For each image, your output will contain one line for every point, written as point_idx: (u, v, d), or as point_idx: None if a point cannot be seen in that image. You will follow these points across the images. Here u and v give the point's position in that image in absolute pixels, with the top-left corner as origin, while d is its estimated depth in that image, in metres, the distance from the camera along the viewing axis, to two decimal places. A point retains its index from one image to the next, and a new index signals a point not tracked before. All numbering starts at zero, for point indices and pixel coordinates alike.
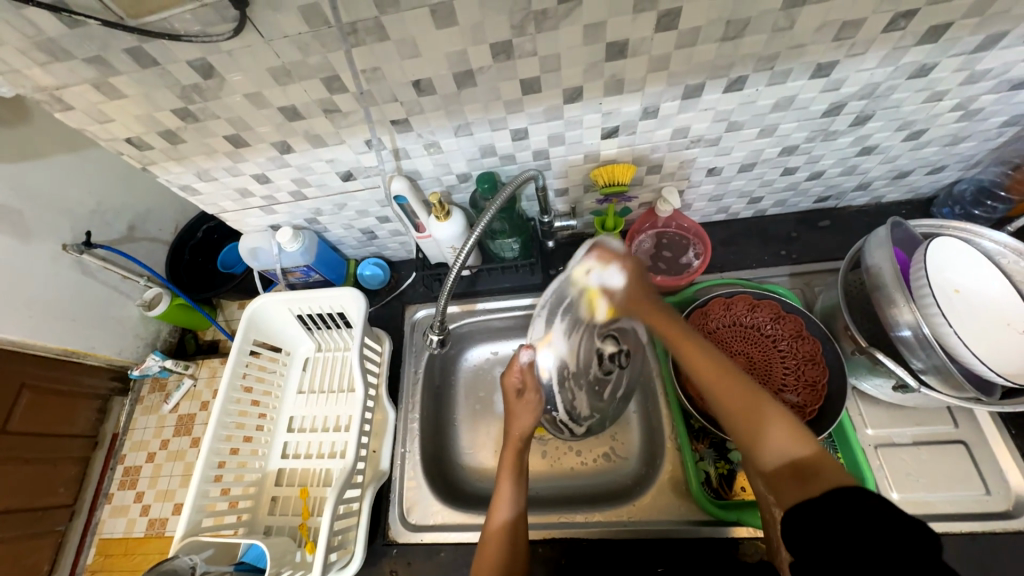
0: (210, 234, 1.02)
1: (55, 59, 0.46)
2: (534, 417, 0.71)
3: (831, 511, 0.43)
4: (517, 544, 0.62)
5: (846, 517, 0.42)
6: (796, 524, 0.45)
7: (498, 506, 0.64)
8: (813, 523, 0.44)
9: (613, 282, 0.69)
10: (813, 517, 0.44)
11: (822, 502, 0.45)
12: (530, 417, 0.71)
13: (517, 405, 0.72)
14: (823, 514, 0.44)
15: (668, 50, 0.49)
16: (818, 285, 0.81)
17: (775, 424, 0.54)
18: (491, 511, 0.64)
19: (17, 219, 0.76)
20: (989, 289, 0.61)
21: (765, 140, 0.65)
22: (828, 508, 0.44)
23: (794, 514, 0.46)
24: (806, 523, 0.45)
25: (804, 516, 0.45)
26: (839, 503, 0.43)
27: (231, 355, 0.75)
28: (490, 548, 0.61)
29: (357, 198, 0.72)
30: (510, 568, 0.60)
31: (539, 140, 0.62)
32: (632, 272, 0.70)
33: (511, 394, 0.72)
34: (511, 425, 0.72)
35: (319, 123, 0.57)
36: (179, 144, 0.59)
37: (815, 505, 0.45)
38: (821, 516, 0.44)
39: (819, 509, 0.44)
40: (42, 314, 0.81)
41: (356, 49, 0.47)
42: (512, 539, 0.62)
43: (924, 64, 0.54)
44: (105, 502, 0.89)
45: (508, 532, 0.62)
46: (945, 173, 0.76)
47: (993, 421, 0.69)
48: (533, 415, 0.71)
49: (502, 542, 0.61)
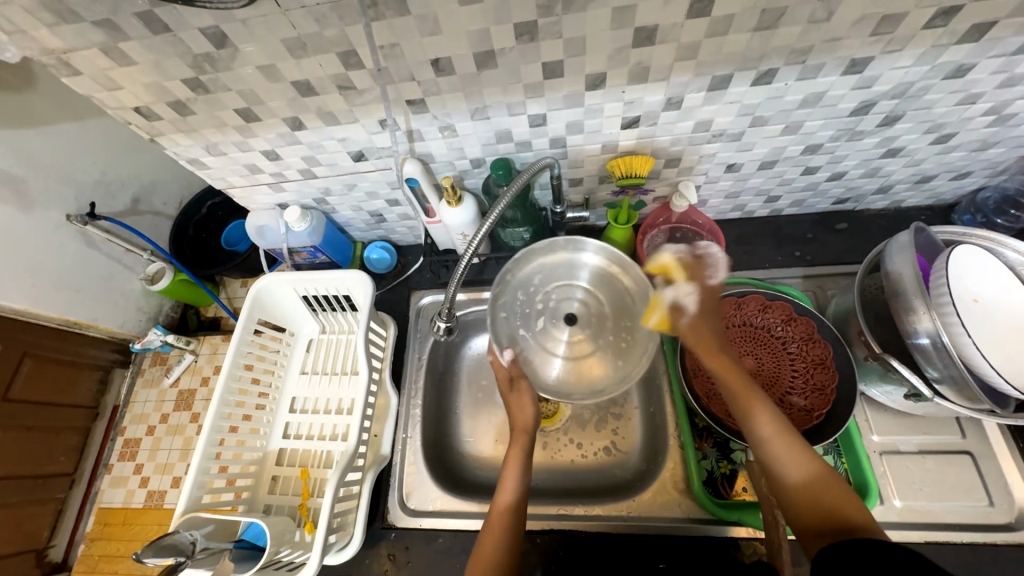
0: (215, 210, 1.01)
1: (64, 21, 0.45)
2: (535, 405, 0.72)
3: (864, 547, 0.43)
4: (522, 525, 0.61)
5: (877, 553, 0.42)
6: (828, 557, 0.44)
7: (502, 492, 0.63)
8: (844, 558, 0.43)
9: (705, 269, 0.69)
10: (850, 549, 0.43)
11: (854, 544, 0.44)
12: (527, 407, 0.71)
13: (511, 398, 0.72)
14: (854, 553, 0.43)
15: (698, 38, 0.47)
16: (832, 288, 0.80)
17: (796, 446, 0.54)
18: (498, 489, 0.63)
19: (20, 186, 0.75)
20: (1009, 301, 0.59)
21: (789, 137, 0.64)
22: (865, 550, 0.43)
23: (826, 549, 0.45)
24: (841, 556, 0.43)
25: (838, 551, 0.44)
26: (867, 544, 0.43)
27: (235, 334, 0.74)
28: (491, 532, 0.60)
29: (368, 178, 0.71)
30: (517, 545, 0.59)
31: (557, 127, 0.60)
32: (699, 275, 0.69)
33: (505, 387, 0.73)
34: (517, 416, 0.71)
35: (333, 100, 0.55)
36: (189, 116, 0.58)
37: (846, 544, 0.44)
38: (851, 552, 0.43)
39: (852, 546, 0.44)
40: (44, 283, 0.80)
41: (375, 22, 0.45)
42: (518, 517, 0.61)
43: (962, 64, 0.52)
44: (106, 472, 0.90)
45: (510, 520, 0.60)
46: (970, 179, 0.74)
47: (1002, 434, 0.68)
48: (531, 402, 0.71)
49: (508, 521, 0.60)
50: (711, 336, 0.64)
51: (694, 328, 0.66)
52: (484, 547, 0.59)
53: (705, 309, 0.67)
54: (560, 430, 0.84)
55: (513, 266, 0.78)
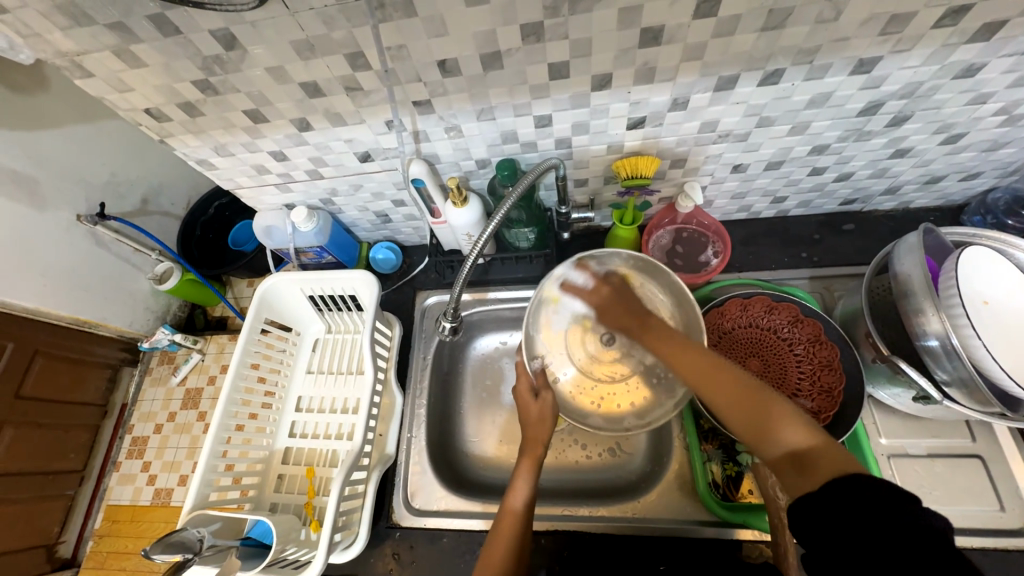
0: (222, 210, 1.03)
1: (77, 24, 0.45)
2: (548, 415, 0.70)
3: (852, 508, 0.39)
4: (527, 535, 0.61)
5: (865, 515, 0.38)
6: (802, 511, 0.42)
7: (514, 490, 0.64)
8: (823, 517, 0.40)
9: (573, 282, 0.74)
10: (837, 508, 0.40)
11: (848, 490, 0.40)
12: (544, 416, 0.70)
13: (533, 406, 0.71)
14: (855, 512, 0.38)
15: (704, 38, 0.47)
16: (839, 289, 0.80)
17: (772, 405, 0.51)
18: (507, 495, 0.63)
19: (32, 187, 0.75)
20: (1020, 303, 0.59)
21: (795, 138, 0.63)
22: (883, 516, 0.37)
23: (803, 498, 0.42)
24: (813, 518, 0.41)
25: (812, 503, 0.41)
26: (855, 504, 0.39)
27: (243, 333, 0.75)
28: (504, 533, 0.60)
29: (373, 179, 0.71)
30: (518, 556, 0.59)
31: (562, 128, 0.60)
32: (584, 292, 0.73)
33: (526, 396, 0.72)
34: (529, 428, 0.70)
35: (340, 101, 0.55)
36: (198, 117, 0.58)
37: (830, 493, 0.41)
38: (843, 512, 0.39)
39: (828, 502, 0.40)
40: (55, 282, 0.81)
41: (382, 24, 0.45)
42: (521, 529, 0.60)
43: (973, 64, 0.51)
44: (114, 470, 0.90)
45: (521, 521, 0.61)
46: (980, 180, 0.73)
47: (1012, 438, 0.67)
48: (551, 410, 0.71)
49: (515, 529, 0.60)
50: (625, 316, 0.70)
51: (609, 320, 0.73)
52: (495, 544, 0.59)
53: (603, 309, 0.73)
54: (565, 430, 0.83)
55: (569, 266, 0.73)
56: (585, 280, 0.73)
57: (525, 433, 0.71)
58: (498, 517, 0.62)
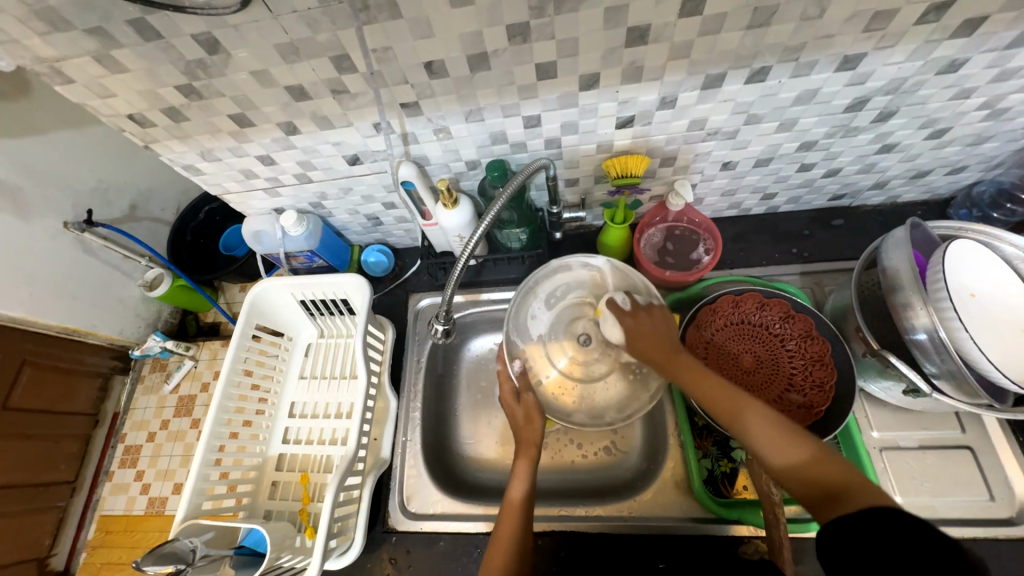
0: (213, 215, 1.01)
1: (55, 29, 0.45)
2: (537, 418, 0.71)
3: (881, 529, 0.40)
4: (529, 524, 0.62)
5: (894, 539, 0.38)
6: (831, 536, 0.42)
7: (512, 487, 0.65)
8: (853, 542, 0.41)
9: (615, 300, 0.71)
10: (865, 532, 0.40)
11: (874, 514, 0.41)
12: (533, 420, 0.71)
13: (518, 408, 0.72)
14: (883, 537, 0.39)
15: (691, 37, 0.47)
16: (829, 284, 0.80)
17: (765, 420, 0.52)
18: (507, 488, 0.64)
19: (16, 195, 0.74)
20: (1006, 294, 0.59)
21: (784, 135, 0.64)
22: (912, 538, 0.37)
23: (831, 522, 0.43)
24: (842, 542, 0.41)
25: (843, 526, 0.42)
26: (882, 528, 0.39)
27: (234, 338, 0.74)
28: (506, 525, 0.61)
29: (363, 182, 0.71)
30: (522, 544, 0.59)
31: (551, 128, 0.60)
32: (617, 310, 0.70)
33: (511, 399, 0.73)
34: (521, 428, 0.71)
35: (327, 104, 0.55)
36: (183, 122, 0.58)
37: (859, 517, 0.41)
38: (873, 532, 0.40)
39: (856, 526, 0.41)
40: (43, 291, 0.80)
41: (367, 26, 0.45)
42: (523, 515, 0.62)
43: (955, 59, 0.52)
44: (106, 480, 0.89)
45: (522, 511, 0.62)
46: (966, 174, 0.74)
47: (1001, 428, 0.68)
48: (538, 413, 0.71)
49: (518, 518, 0.61)
50: (655, 346, 0.64)
51: (635, 349, 0.67)
52: (500, 536, 0.60)
53: (635, 332, 0.67)
54: (560, 430, 0.83)
55: (546, 271, 0.76)
56: (626, 302, 0.70)
57: (516, 436, 0.71)
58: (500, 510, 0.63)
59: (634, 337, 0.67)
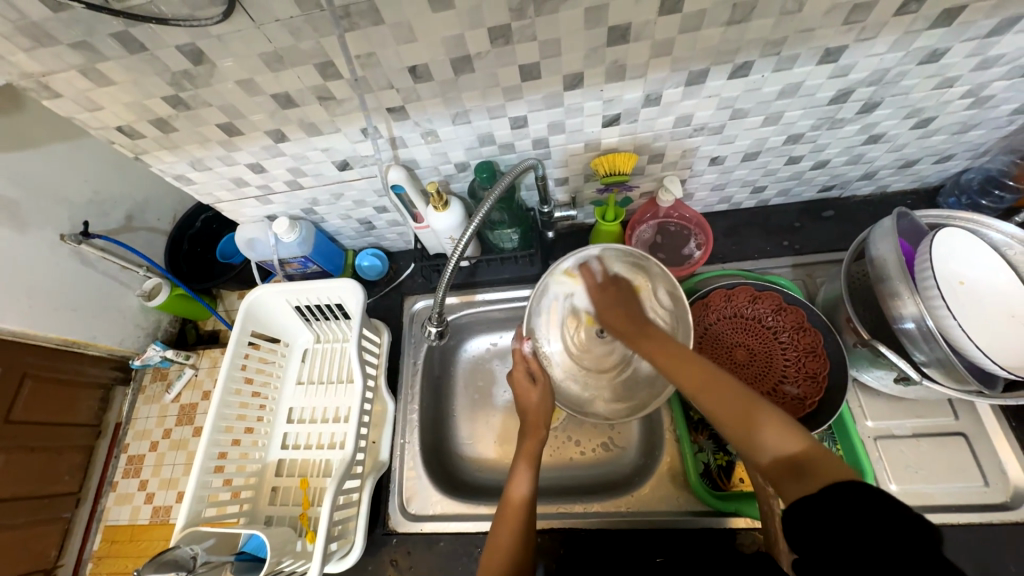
0: (209, 223, 1.02)
1: (40, 44, 0.45)
2: (547, 401, 0.73)
3: (845, 507, 0.39)
4: (530, 527, 0.60)
5: (852, 515, 0.39)
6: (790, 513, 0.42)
7: (514, 483, 0.64)
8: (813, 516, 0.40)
9: (590, 266, 0.73)
10: (819, 508, 0.41)
11: (837, 493, 0.41)
12: (544, 405, 0.72)
13: (529, 394, 0.73)
14: (840, 511, 0.39)
15: (672, 34, 0.48)
16: (820, 276, 0.81)
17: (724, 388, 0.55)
18: (509, 485, 0.63)
19: (12, 208, 0.74)
20: (995, 282, 0.60)
21: (770, 128, 0.64)
22: (869, 512, 0.38)
23: (795, 503, 0.43)
24: (803, 518, 0.41)
25: (805, 504, 0.42)
26: (840, 500, 0.40)
27: (229, 346, 0.74)
28: (510, 521, 0.60)
29: (354, 187, 0.71)
30: (523, 546, 0.58)
31: (539, 128, 0.61)
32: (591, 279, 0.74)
33: (523, 381, 0.75)
34: (527, 414, 0.72)
35: (314, 111, 0.55)
36: (172, 132, 0.58)
37: (820, 494, 0.42)
38: (834, 513, 0.39)
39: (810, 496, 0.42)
40: (42, 303, 0.80)
41: (349, 33, 0.45)
42: (528, 516, 0.61)
43: (936, 48, 0.52)
44: (111, 490, 0.90)
45: (525, 509, 0.61)
46: (953, 162, 0.75)
47: (994, 413, 0.68)
48: (550, 399, 0.73)
49: (523, 519, 0.60)
50: (624, 320, 0.70)
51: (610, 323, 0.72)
52: (501, 536, 0.59)
53: (604, 304, 0.73)
54: (559, 427, 0.84)
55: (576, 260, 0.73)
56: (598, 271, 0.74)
57: (524, 419, 0.72)
58: (500, 509, 0.62)
59: (607, 314, 0.72)
